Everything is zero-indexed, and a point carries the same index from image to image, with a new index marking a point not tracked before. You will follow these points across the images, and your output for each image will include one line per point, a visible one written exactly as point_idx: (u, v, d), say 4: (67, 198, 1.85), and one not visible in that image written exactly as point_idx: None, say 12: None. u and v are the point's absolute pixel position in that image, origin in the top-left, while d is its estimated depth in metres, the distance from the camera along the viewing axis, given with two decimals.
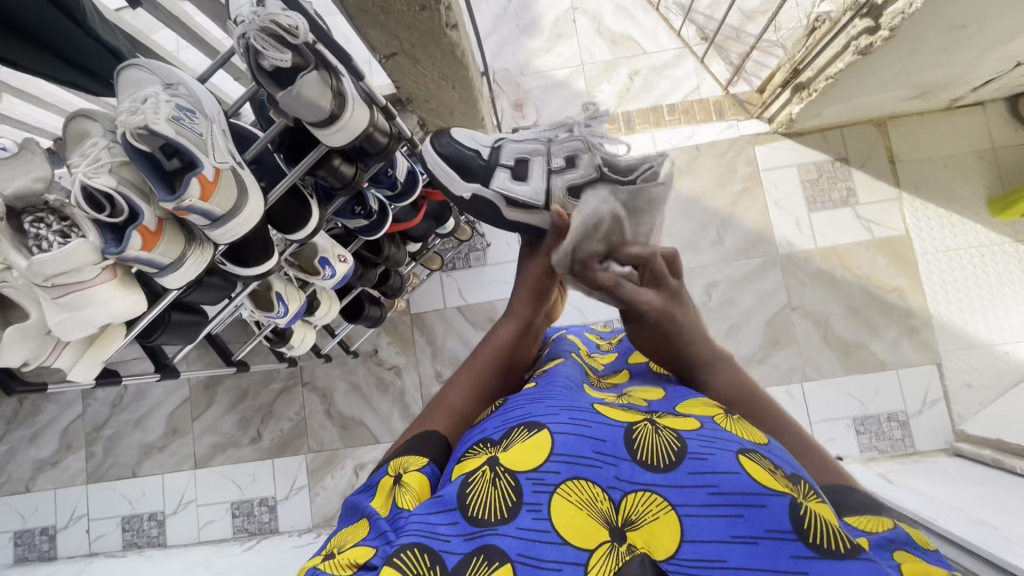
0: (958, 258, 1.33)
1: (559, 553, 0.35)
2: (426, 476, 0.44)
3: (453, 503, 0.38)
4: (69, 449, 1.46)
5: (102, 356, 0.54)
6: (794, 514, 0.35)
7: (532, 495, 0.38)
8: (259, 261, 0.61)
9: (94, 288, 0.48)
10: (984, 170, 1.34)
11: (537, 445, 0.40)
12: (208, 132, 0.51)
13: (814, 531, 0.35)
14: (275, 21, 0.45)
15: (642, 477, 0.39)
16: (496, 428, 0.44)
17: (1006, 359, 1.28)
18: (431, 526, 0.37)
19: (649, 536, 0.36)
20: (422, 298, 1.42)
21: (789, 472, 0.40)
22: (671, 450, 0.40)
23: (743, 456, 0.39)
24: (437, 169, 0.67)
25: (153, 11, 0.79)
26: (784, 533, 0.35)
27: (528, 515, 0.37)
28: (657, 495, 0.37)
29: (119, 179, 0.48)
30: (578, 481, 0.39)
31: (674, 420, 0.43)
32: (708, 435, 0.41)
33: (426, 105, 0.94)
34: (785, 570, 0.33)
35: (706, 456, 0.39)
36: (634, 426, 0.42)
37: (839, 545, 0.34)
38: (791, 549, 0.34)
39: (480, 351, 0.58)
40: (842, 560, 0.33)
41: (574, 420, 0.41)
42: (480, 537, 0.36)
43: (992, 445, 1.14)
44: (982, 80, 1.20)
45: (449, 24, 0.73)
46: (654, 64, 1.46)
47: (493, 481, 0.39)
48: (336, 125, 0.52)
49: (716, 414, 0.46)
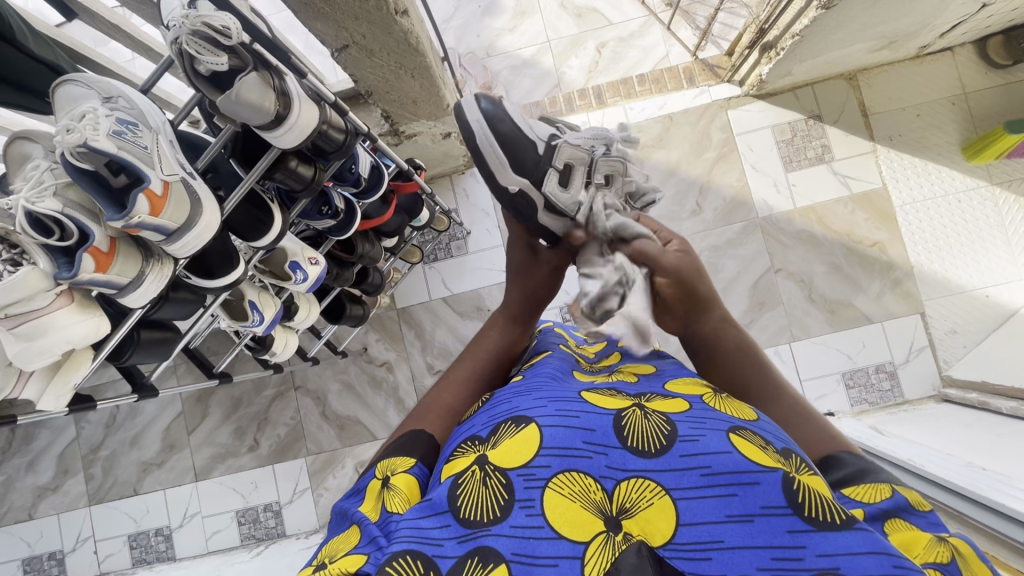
0: (936, 206, 1.33)
1: (554, 549, 0.35)
2: (415, 476, 0.44)
3: (445, 505, 0.38)
4: (67, 474, 1.45)
5: (70, 383, 0.54)
6: (788, 489, 0.36)
7: (524, 492, 0.38)
8: (226, 272, 0.60)
9: (52, 315, 0.47)
10: (957, 117, 1.33)
11: (526, 442, 0.40)
12: (154, 144, 0.50)
13: (808, 503, 0.35)
14: (207, 23, 0.44)
15: (634, 464, 0.38)
16: (484, 424, 0.44)
17: (987, 302, 1.30)
18: (423, 531, 0.37)
19: (645, 522, 0.36)
20: (407, 292, 1.41)
21: (780, 447, 0.41)
22: (661, 434, 0.40)
23: (734, 435, 0.39)
24: (487, 152, 0.59)
25: (92, 21, 0.76)
26: (779, 508, 0.35)
27: (520, 512, 0.37)
28: (651, 481, 0.37)
29: (65, 202, 0.46)
30: (569, 474, 0.38)
31: (662, 403, 0.43)
32: (696, 416, 0.42)
33: (387, 96, 0.92)
34: (782, 545, 0.34)
35: (697, 437, 0.39)
36: (622, 413, 0.42)
37: (833, 517, 0.35)
38: (788, 524, 0.34)
39: (474, 351, 0.60)
40: (839, 531, 0.34)
41: (561, 412, 0.41)
42: (474, 539, 0.36)
43: (977, 388, 1.16)
44: (947, 25, 1.19)
45: (398, 11, 0.71)
46: (620, 35, 1.44)
47: (483, 481, 0.39)
48: (285, 126, 0.51)
49: (704, 393, 0.46)
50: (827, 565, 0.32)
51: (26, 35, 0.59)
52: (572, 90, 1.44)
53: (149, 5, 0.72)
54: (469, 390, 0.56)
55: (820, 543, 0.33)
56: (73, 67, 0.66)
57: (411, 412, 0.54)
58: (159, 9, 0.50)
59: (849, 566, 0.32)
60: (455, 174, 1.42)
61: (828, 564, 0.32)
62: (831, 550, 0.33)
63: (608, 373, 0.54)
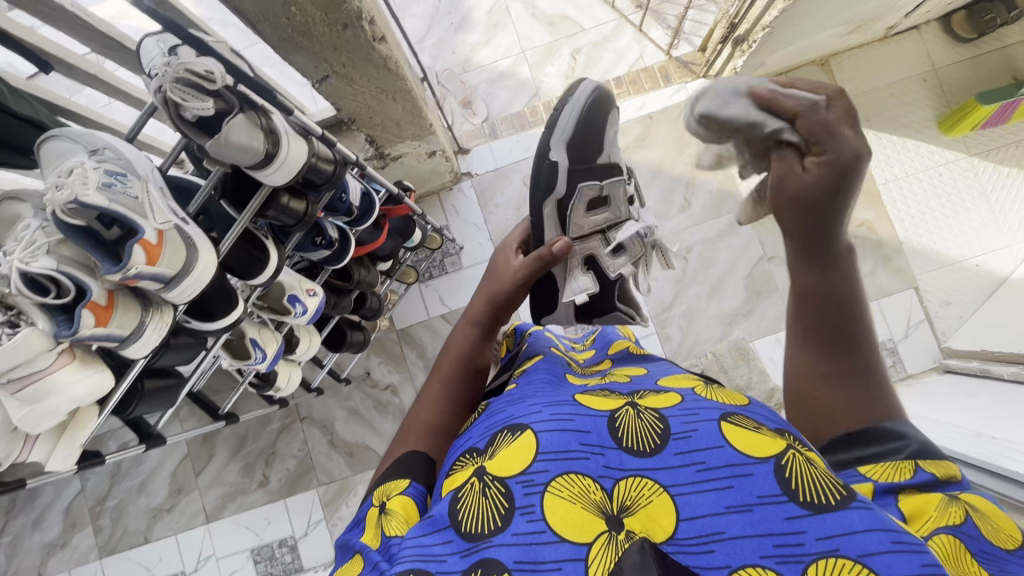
0: (919, 180, 1.35)
1: (557, 553, 0.36)
2: (410, 497, 0.44)
3: (445, 521, 0.39)
4: (75, 528, 1.42)
5: (78, 441, 0.53)
6: (780, 477, 0.37)
7: (524, 499, 0.38)
8: (225, 311, 0.60)
9: (53, 375, 0.46)
10: (929, 92, 1.36)
11: (523, 447, 0.41)
12: (144, 193, 0.50)
13: (803, 489, 0.37)
14: (190, 69, 0.44)
15: (631, 464, 0.40)
16: (481, 436, 0.45)
17: (977, 271, 1.32)
18: (426, 548, 0.38)
19: (647, 519, 0.37)
20: (405, 313, 1.41)
21: (773, 426, 0.42)
22: (655, 433, 0.41)
23: (725, 423, 0.41)
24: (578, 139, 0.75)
25: (69, 72, 0.76)
26: (775, 496, 0.36)
27: (521, 519, 0.38)
28: (648, 480, 0.39)
29: (59, 259, 0.46)
30: (567, 476, 0.39)
31: (655, 399, 0.45)
32: (690, 409, 0.43)
33: (371, 121, 0.92)
34: (781, 532, 0.35)
35: (690, 433, 0.40)
36: (616, 413, 0.43)
37: (828, 499, 0.36)
38: (785, 511, 0.36)
39: (443, 362, 0.59)
40: (836, 512, 0.35)
41: (556, 416, 0.42)
42: (477, 551, 0.37)
43: (978, 356, 1.18)
44: (912, 4, 1.21)
45: (376, 38, 0.71)
46: (594, 40, 1.46)
47: (483, 491, 0.40)
48: (274, 165, 0.50)
49: (695, 386, 0.48)
50: (827, 547, 0.34)
51: (5, 93, 0.58)
52: (551, 99, 1.45)
53: (122, 50, 0.73)
54: (450, 407, 0.54)
55: (817, 527, 0.35)
56: (53, 120, 0.65)
57: (398, 433, 0.54)
58: (139, 57, 0.49)
59: (848, 545, 0.33)
60: (442, 191, 1.43)
61: (828, 545, 0.34)
62: (829, 532, 0.34)
63: (601, 376, 0.56)
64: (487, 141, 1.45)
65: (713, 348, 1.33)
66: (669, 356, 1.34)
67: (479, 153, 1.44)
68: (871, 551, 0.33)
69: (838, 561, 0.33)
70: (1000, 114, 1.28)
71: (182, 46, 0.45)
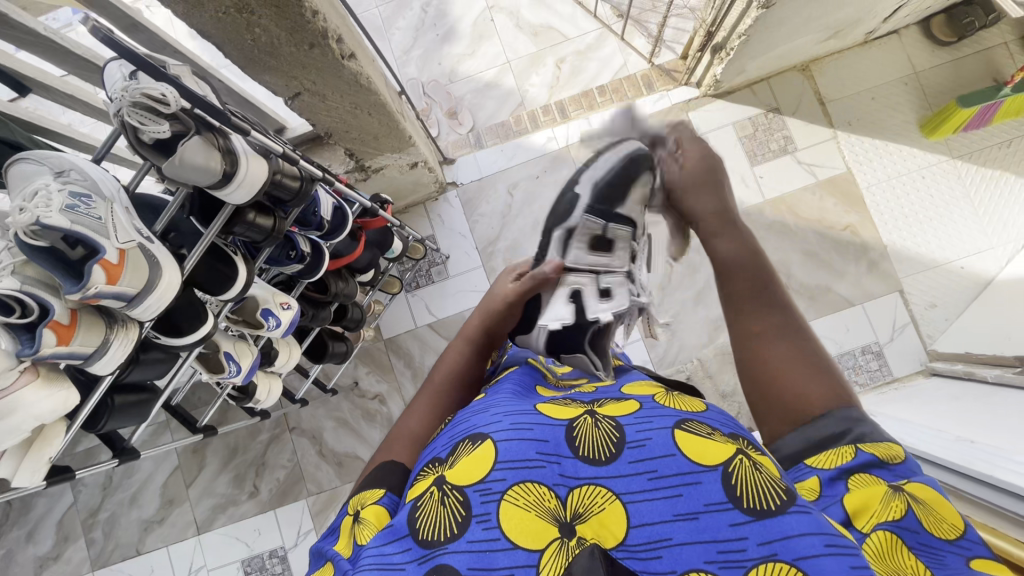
0: (902, 183, 1.35)
1: (510, 559, 0.36)
2: (383, 506, 0.45)
3: (404, 530, 0.40)
4: (68, 540, 1.43)
5: (44, 458, 0.54)
6: (726, 485, 0.38)
7: (481, 506, 0.39)
8: (194, 328, 0.61)
9: (17, 393, 0.47)
10: (911, 95, 1.36)
11: (481, 458, 0.41)
12: (108, 213, 0.51)
13: (746, 495, 0.37)
14: (147, 93, 0.45)
15: (586, 472, 0.41)
16: (444, 445, 0.46)
17: (962, 273, 1.31)
18: (386, 557, 0.38)
19: (599, 526, 0.39)
20: (392, 322, 1.42)
21: (727, 432, 0.43)
22: (610, 443, 0.42)
23: (678, 430, 0.42)
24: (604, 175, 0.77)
25: (48, 93, 0.78)
26: (720, 504, 0.37)
27: (477, 526, 0.38)
28: (602, 488, 0.40)
29: (23, 279, 0.47)
30: (523, 484, 0.40)
31: (614, 407, 0.46)
32: (645, 415, 0.44)
33: (348, 135, 0.94)
34: (725, 538, 0.36)
35: (644, 442, 0.41)
36: (574, 423, 0.44)
37: (770, 503, 0.37)
38: (729, 518, 0.37)
39: (434, 376, 0.61)
40: (777, 517, 0.36)
41: (515, 426, 0.42)
42: (432, 558, 0.37)
43: (963, 359, 1.17)
44: (889, 10, 1.22)
45: (345, 55, 0.72)
46: (578, 49, 1.47)
47: (442, 500, 0.40)
48: (234, 183, 0.52)
49: (657, 393, 0.49)
50: (767, 552, 0.35)
51: None
52: (535, 108, 1.47)
53: (98, 72, 0.75)
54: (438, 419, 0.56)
55: (759, 533, 0.35)
56: (28, 141, 0.66)
57: (382, 444, 0.55)
58: (103, 80, 0.51)
59: (785, 550, 0.34)
60: (428, 202, 1.44)
61: (767, 551, 0.35)
62: (769, 537, 0.35)
63: (570, 387, 0.57)
64: (472, 151, 1.46)
65: (699, 354, 1.33)
66: (656, 362, 1.35)
67: (464, 163, 1.46)
68: (807, 555, 0.34)
69: (776, 565, 0.34)
70: (982, 116, 1.28)
71: (141, 71, 0.47)
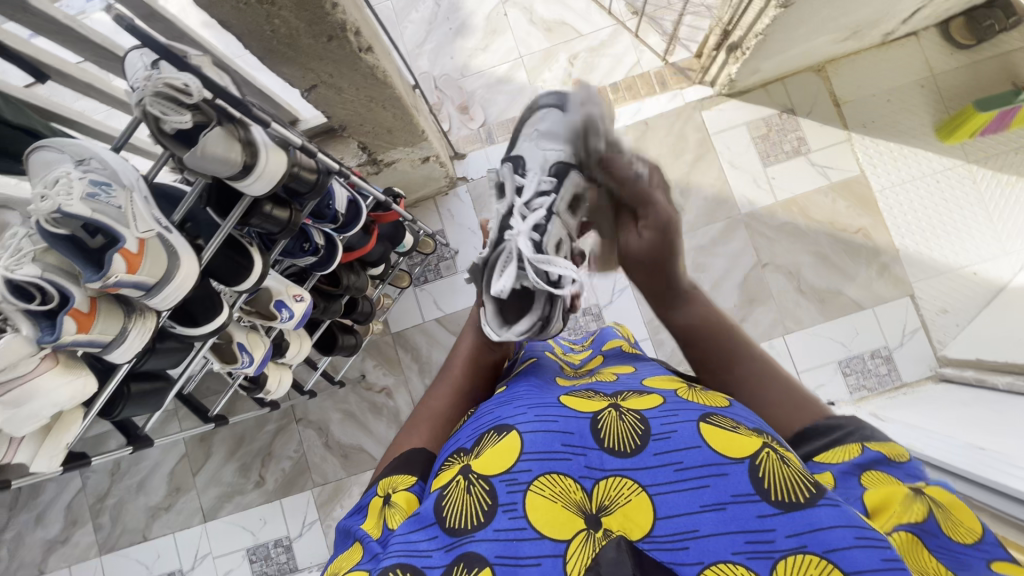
0: (916, 187, 1.34)
1: (537, 548, 0.38)
2: (414, 493, 0.49)
3: (431, 518, 0.42)
4: (75, 525, 1.44)
5: (62, 443, 0.54)
6: (754, 477, 0.39)
7: (507, 496, 0.41)
8: (210, 317, 0.61)
9: (37, 379, 0.48)
10: (928, 99, 1.35)
11: (507, 449, 0.43)
12: (127, 202, 0.51)
13: (774, 488, 0.38)
14: (169, 83, 0.45)
15: (611, 463, 0.42)
16: (467, 437, 0.48)
17: (975, 280, 1.30)
18: (413, 544, 0.41)
19: (624, 517, 0.39)
20: (400, 316, 1.42)
21: (751, 427, 0.44)
22: (635, 433, 0.43)
23: (703, 424, 0.43)
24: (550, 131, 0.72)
25: (66, 81, 0.78)
26: (748, 495, 0.38)
27: (504, 516, 0.40)
28: (628, 479, 0.41)
29: (43, 267, 0.47)
30: (549, 475, 0.41)
31: (637, 400, 0.47)
32: (669, 409, 0.45)
33: (361, 128, 0.94)
34: (753, 529, 0.37)
35: (669, 434, 0.42)
36: (599, 414, 0.45)
37: (799, 497, 0.38)
38: (757, 509, 0.37)
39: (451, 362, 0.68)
40: (805, 510, 0.37)
41: (540, 418, 0.45)
42: (459, 546, 0.40)
43: (973, 365, 1.17)
44: (909, 11, 1.21)
45: (362, 48, 0.72)
46: (591, 45, 1.46)
47: (468, 488, 0.42)
48: (254, 174, 0.52)
49: (679, 388, 0.50)
50: (796, 543, 0.36)
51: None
52: None
53: (116, 61, 0.75)
54: (453, 399, 0.62)
55: (786, 524, 0.36)
56: (47, 128, 0.66)
57: (408, 423, 0.61)
58: (124, 68, 0.51)
59: (815, 542, 0.35)
60: (438, 196, 1.44)
61: (796, 543, 0.36)
62: (798, 529, 0.36)
63: (589, 377, 0.59)
64: (483, 146, 1.46)
65: None
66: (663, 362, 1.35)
67: (475, 158, 1.46)
68: (836, 547, 0.35)
69: (806, 557, 0.35)
70: (999, 121, 1.27)
71: (163, 61, 0.47)
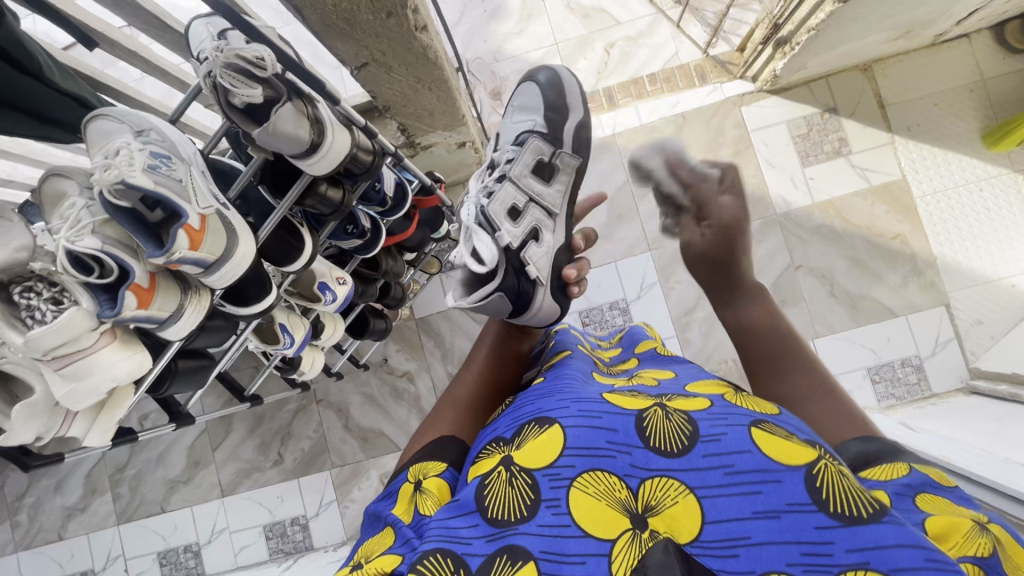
0: (958, 195, 1.31)
1: (581, 547, 0.36)
2: (445, 480, 0.48)
3: (472, 506, 0.40)
4: (95, 493, 1.46)
5: (115, 418, 0.54)
6: (811, 486, 0.37)
7: (550, 491, 0.39)
8: (260, 297, 0.60)
9: (96, 354, 0.47)
10: (976, 104, 1.31)
11: (549, 442, 0.41)
12: (187, 176, 0.50)
13: (832, 499, 0.36)
14: (240, 55, 0.43)
15: (658, 463, 0.40)
16: (507, 427, 0.47)
17: (1013, 292, 1.28)
18: (453, 531, 0.39)
19: (671, 520, 0.37)
20: (424, 302, 1.41)
21: (803, 437, 0.42)
22: (683, 433, 0.41)
23: (755, 428, 0.40)
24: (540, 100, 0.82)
25: (110, 49, 0.76)
26: (804, 505, 0.36)
27: (547, 511, 0.38)
28: (674, 480, 0.38)
29: (103, 239, 0.46)
30: (593, 472, 0.40)
31: (684, 402, 0.45)
32: (719, 412, 0.42)
33: (404, 110, 0.92)
34: (809, 541, 0.35)
35: (720, 436, 0.40)
36: (644, 413, 0.43)
37: (861, 511, 0.35)
38: (814, 520, 0.35)
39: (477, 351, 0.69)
40: (867, 525, 0.35)
41: (584, 413, 0.43)
42: (502, 538, 0.38)
43: (1008, 378, 1.15)
44: (965, 12, 1.17)
45: (418, 27, 0.70)
46: (630, 34, 1.42)
47: (509, 480, 0.41)
48: (318, 155, 0.51)
49: (725, 393, 0.48)
50: (857, 559, 0.33)
51: (51, 68, 0.57)
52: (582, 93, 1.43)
53: (165, 30, 0.73)
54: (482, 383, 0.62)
55: (847, 538, 0.34)
56: (95, 96, 0.64)
57: (433, 411, 0.60)
58: (184, 38, 0.49)
59: (879, 559, 0.33)
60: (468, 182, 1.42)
61: (858, 558, 0.33)
62: (859, 544, 0.34)
63: (628, 377, 0.57)
64: None
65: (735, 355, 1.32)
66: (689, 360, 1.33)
67: None
68: (902, 567, 0.32)
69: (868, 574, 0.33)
70: None
71: (233, 32, 0.45)
